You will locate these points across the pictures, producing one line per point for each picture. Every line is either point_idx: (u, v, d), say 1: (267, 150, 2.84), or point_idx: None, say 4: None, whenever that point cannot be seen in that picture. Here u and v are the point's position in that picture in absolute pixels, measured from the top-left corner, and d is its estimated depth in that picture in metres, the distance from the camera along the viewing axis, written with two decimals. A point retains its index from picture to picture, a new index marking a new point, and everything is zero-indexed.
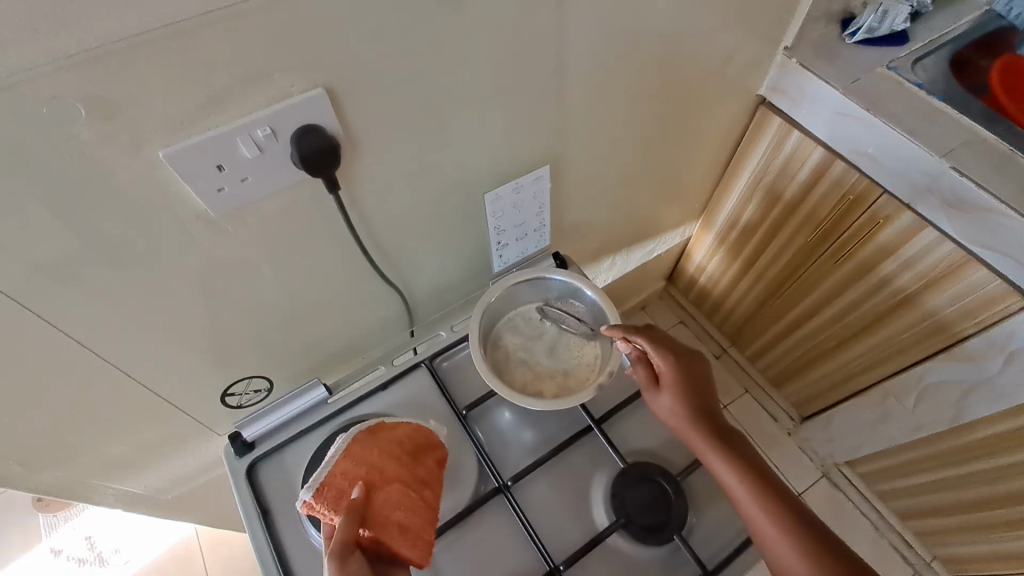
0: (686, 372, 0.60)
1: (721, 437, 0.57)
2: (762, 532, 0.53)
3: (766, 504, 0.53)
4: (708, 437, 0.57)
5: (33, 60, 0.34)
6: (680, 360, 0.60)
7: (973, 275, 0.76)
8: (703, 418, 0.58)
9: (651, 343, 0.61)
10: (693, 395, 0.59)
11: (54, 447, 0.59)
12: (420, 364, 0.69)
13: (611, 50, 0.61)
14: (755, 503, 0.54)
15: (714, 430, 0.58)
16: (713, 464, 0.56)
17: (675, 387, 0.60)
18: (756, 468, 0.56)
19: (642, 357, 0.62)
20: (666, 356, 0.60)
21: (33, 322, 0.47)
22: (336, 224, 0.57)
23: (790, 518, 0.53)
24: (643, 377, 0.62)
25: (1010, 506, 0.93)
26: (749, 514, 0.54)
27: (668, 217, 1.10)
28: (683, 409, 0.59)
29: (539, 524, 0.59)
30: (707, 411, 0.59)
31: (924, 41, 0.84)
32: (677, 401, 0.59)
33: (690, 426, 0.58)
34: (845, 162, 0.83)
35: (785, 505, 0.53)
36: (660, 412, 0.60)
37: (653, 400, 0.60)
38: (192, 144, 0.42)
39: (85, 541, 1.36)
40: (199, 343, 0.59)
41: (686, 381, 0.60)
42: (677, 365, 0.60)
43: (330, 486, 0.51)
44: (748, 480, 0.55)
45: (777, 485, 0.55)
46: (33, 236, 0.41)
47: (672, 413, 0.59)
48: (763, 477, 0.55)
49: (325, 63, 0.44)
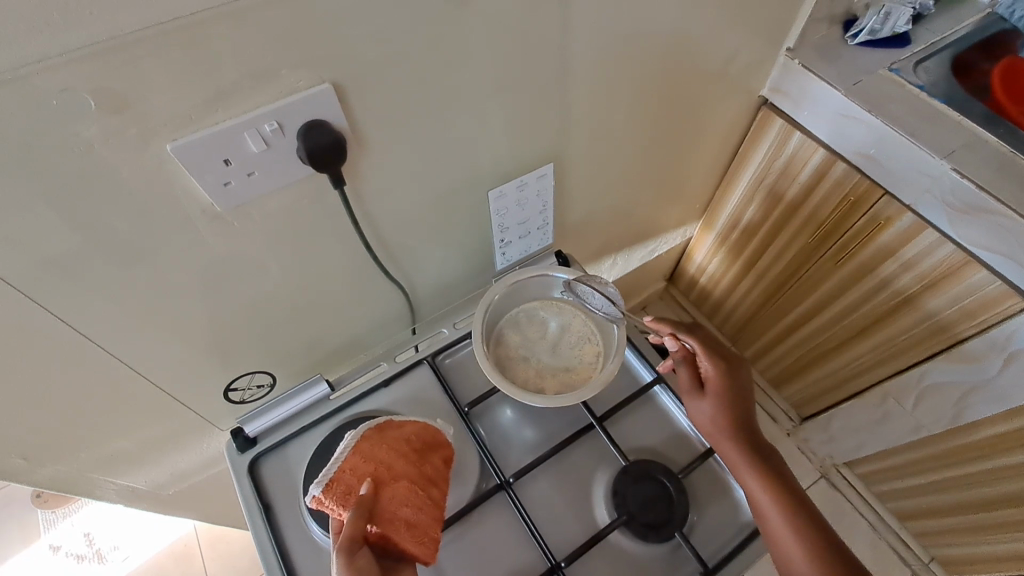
0: (731, 379, 0.61)
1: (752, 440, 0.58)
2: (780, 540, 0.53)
3: (789, 513, 0.54)
4: (743, 442, 0.58)
5: (42, 53, 0.34)
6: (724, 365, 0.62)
7: (973, 276, 0.76)
8: (740, 425, 0.59)
9: (702, 346, 0.63)
10: (735, 402, 0.60)
11: (56, 440, 0.59)
12: (422, 361, 0.69)
13: (614, 49, 0.61)
14: (778, 511, 0.54)
15: (748, 437, 0.58)
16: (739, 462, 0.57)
17: (718, 390, 0.61)
18: (784, 480, 0.56)
19: (688, 358, 0.64)
20: (714, 361, 0.62)
21: (39, 314, 0.47)
22: (341, 220, 0.57)
23: (811, 532, 0.53)
24: (687, 377, 0.63)
25: (1009, 507, 0.93)
26: (769, 520, 0.54)
27: (669, 217, 1.10)
28: (721, 412, 0.60)
29: (540, 521, 0.59)
30: (746, 419, 0.60)
31: (925, 43, 0.85)
32: (717, 403, 0.60)
33: (725, 429, 0.59)
34: (846, 163, 0.84)
35: (804, 516, 0.54)
36: (694, 412, 0.61)
37: (692, 399, 0.61)
38: (197, 139, 0.42)
39: (84, 538, 1.36)
40: (202, 338, 0.59)
41: (731, 387, 0.61)
42: (724, 370, 0.62)
43: (339, 482, 0.51)
44: (776, 490, 0.55)
45: (798, 495, 0.55)
46: (40, 228, 0.41)
47: (708, 413, 0.60)
48: (791, 490, 0.55)
49: (332, 60, 0.44)
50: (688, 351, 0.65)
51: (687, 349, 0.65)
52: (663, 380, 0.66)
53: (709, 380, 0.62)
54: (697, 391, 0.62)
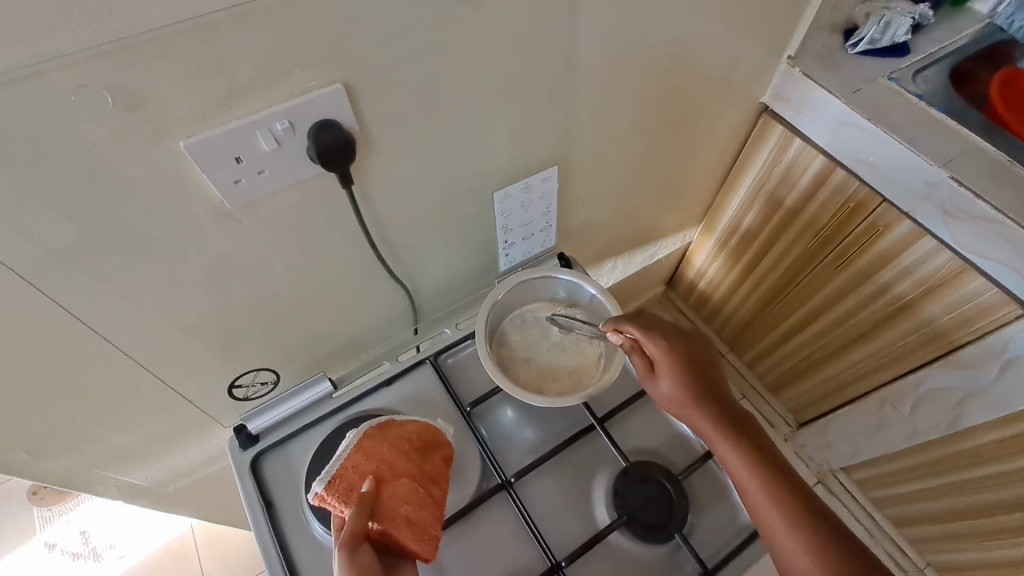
0: (682, 360, 0.60)
1: (723, 419, 0.57)
2: (767, 524, 0.52)
3: (772, 491, 0.53)
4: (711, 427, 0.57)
5: (61, 49, 0.35)
6: (675, 346, 0.60)
7: (969, 283, 0.77)
8: (704, 408, 0.58)
9: (641, 332, 0.60)
10: (694, 383, 0.59)
11: (59, 434, 0.59)
12: (424, 361, 0.70)
13: (620, 54, 0.62)
14: (763, 494, 0.53)
15: (718, 417, 0.57)
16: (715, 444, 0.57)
17: (670, 376, 0.59)
18: (763, 455, 0.55)
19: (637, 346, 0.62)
20: (659, 345, 0.60)
21: (47, 308, 0.47)
22: (348, 220, 0.57)
23: (795, 503, 0.52)
24: (639, 368, 0.61)
25: (1004, 513, 0.94)
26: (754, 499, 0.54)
27: (670, 221, 1.11)
28: (682, 399, 0.58)
29: (541, 520, 0.60)
30: (706, 400, 0.58)
31: (924, 53, 0.86)
32: (675, 391, 0.59)
33: (690, 415, 0.58)
34: (845, 170, 0.84)
35: (787, 489, 0.53)
36: (662, 402, 0.60)
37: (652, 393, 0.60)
38: (213, 134, 0.43)
39: (80, 535, 1.36)
40: (207, 335, 0.59)
41: (684, 370, 0.59)
42: (672, 353, 0.60)
43: (341, 479, 0.52)
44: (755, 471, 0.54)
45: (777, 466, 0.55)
46: (51, 222, 0.42)
47: (675, 400, 0.59)
48: (769, 463, 0.55)
49: (344, 61, 0.44)
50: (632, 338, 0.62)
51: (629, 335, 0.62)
52: None
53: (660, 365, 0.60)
54: (653, 381, 0.60)
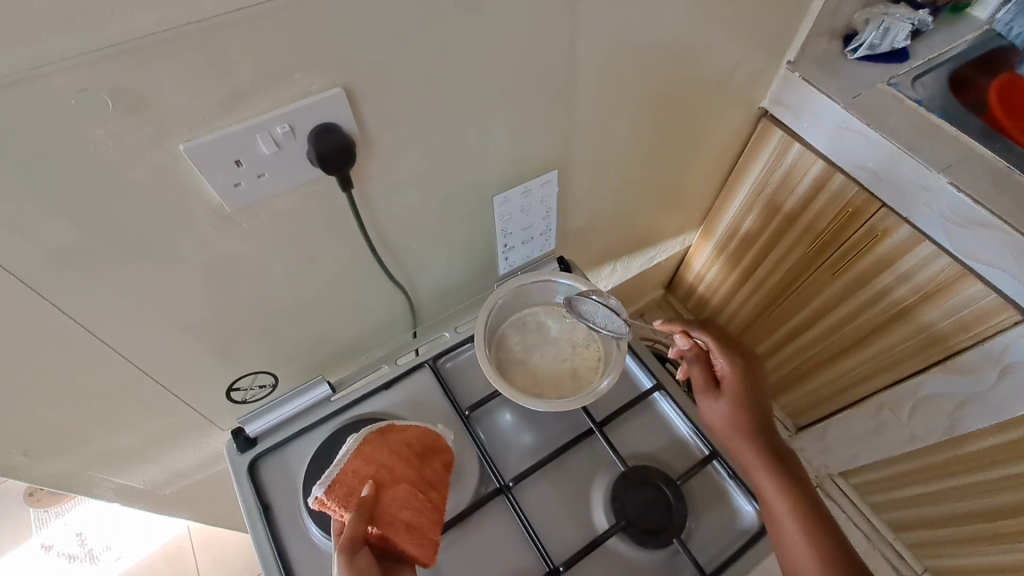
0: (747, 379, 0.63)
1: (764, 438, 0.60)
2: (785, 537, 0.54)
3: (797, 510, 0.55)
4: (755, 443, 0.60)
5: (63, 51, 0.35)
6: (739, 365, 0.64)
7: (968, 289, 0.77)
8: (753, 426, 0.61)
9: (716, 344, 0.65)
10: (746, 399, 0.62)
11: (56, 437, 0.59)
12: (423, 364, 0.70)
13: (620, 58, 0.62)
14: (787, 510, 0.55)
15: (761, 435, 0.60)
16: (748, 457, 0.59)
17: (731, 388, 0.63)
18: (795, 478, 0.57)
19: (700, 356, 0.66)
20: (728, 359, 0.64)
21: (45, 310, 0.47)
22: (348, 223, 0.57)
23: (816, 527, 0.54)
24: (700, 374, 0.65)
25: (1002, 519, 0.94)
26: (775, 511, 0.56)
27: (670, 225, 1.11)
28: (729, 411, 0.61)
29: (539, 525, 0.59)
30: (758, 419, 0.61)
31: (923, 59, 0.86)
32: (729, 402, 0.62)
33: (733, 426, 0.61)
34: (844, 175, 0.85)
35: (811, 513, 0.55)
36: (707, 410, 0.63)
37: (703, 398, 0.64)
38: (212, 138, 0.43)
39: (77, 537, 1.36)
40: (205, 338, 0.59)
41: (746, 388, 0.63)
42: (737, 369, 0.63)
43: (341, 484, 0.52)
44: (788, 491, 0.56)
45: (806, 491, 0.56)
46: (49, 225, 0.42)
47: (719, 411, 0.62)
48: (799, 486, 0.57)
49: (345, 65, 0.44)
50: (701, 349, 0.67)
51: (699, 345, 0.67)
52: (663, 387, 0.67)
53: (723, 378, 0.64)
54: (710, 389, 0.64)
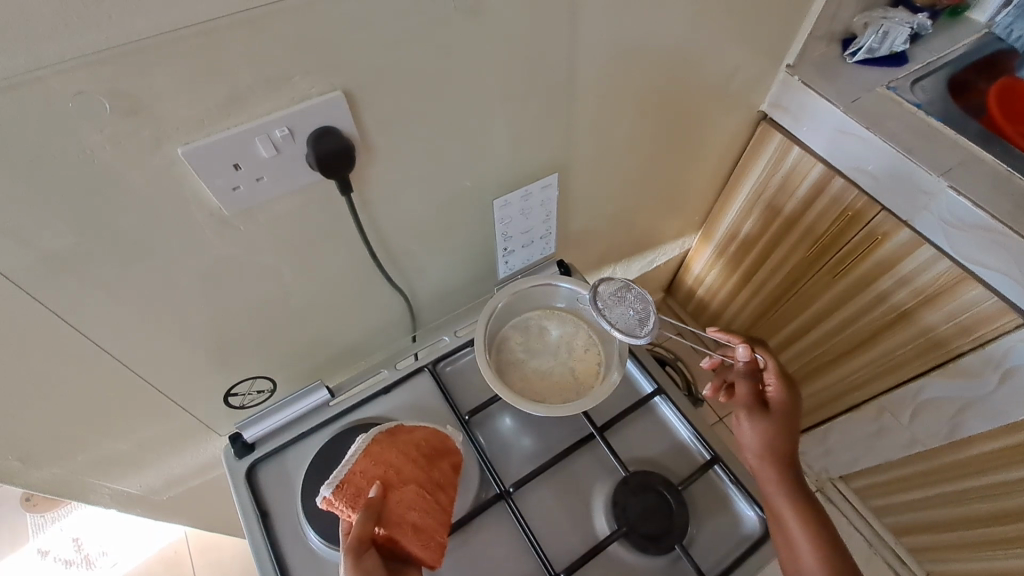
0: (794, 411, 0.60)
1: (791, 468, 0.58)
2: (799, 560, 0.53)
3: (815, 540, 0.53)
4: (787, 478, 0.57)
5: (60, 54, 0.34)
6: (790, 393, 0.61)
7: (968, 292, 0.77)
8: (787, 457, 0.58)
9: (774, 366, 0.61)
10: (783, 426, 0.59)
11: (51, 443, 0.58)
12: (422, 368, 0.69)
13: (620, 61, 0.62)
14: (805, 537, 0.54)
15: (790, 463, 0.58)
16: (770, 478, 0.57)
17: (777, 415, 0.59)
18: (817, 512, 0.55)
19: (752, 373, 0.62)
20: (781, 385, 0.61)
21: (41, 314, 0.46)
22: (348, 226, 0.57)
23: (831, 562, 0.52)
24: (746, 391, 0.61)
25: (1004, 523, 0.93)
26: (792, 535, 0.54)
27: (669, 228, 1.10)
28: (765, 433, 0.59)
29: (540, 531, 0.59)
30: (794, 454, 0.59)
31: (922, 62, 0.87)
32: (772, 429, 0.59)
33: (767, 447, 0.58)
34: (844, 178, 0.84)
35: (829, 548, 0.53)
36: (742, 426, 0.60)
37: (745, 417, 0.60)
38: (212, 141, 0.42)
39: (73, 542, 1.35)
40: (203, 342, 0.59)
41: (791, 420, 0.60)
42: (788, 396, 0.61)
43: (349, 484, 0.51)
44: (815, 533, 0.54)
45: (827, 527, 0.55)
46: (45, 228, 0.41)
47: (754, 431, 0.59)
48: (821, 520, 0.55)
49: (344, 68, 0.44)
50: (755, 365, 0.62)
51: (755, 362, 0.62)
52: (663, 392, 0.66)
53: (770, 403, 0.61)
54: (756, 410, 0.60)
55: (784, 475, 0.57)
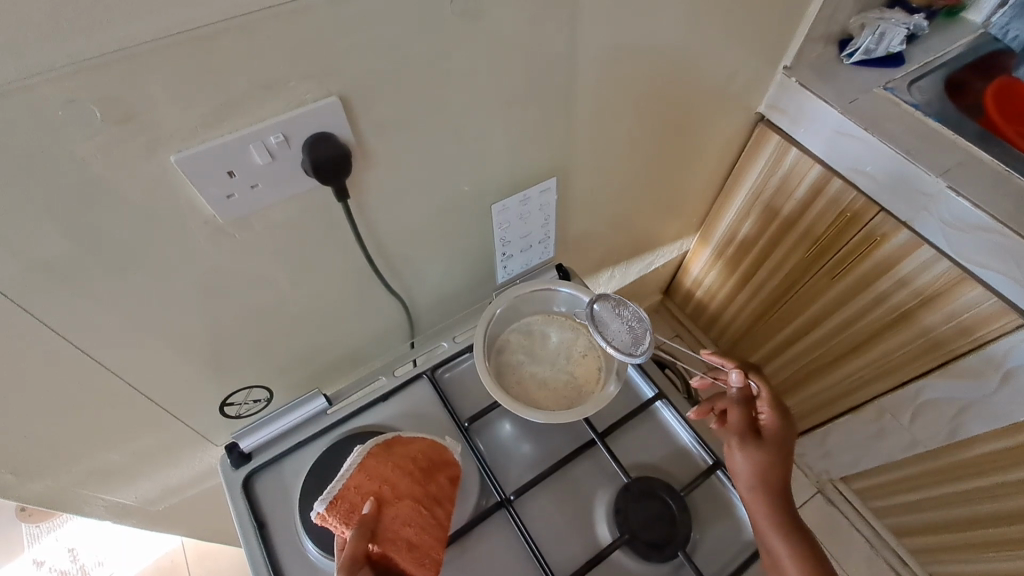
0: (785, 442, 0.59)
1: (782, 499, 0.56)
2: None
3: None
4: (779, 509, 0.55)
5: (51, 61, 0.34)
6: (782, 421, 0.59)
7: (968, 293, 0.77)
8: (779, 487, 0.56)
9: (768, 394, 0.60)
10: (776, 455, 0.57)
11: (44, 456, 0.57)
12: (421, 375, 0.68)
13: (618, 64, 0.62)
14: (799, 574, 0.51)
15: (781, 493, 0.56)
16: (761, 510, 0.55)
17: (770, 447, 0.58)
18: (810, 547, 0.53)
19: (746, 400, 0.60)
20: (775, 415, 0.59)
21: (31, 325, 0.46)
22: (345, 233, 0.57)
23: None
24: (739, 420, 0.59)
25: (1007, 524, 0.93)
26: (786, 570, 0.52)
27: (668, 231, 1.10)
28: (757, 462, 0.56)
29: (541, 540, 0.58)
30: (786, 489, 0.56)
31: (918, 63, 0.87)
32: (766, 460, 0.57)
33: (760, 479, 0.56)
34: (842, 179, 0.84)
35: None
36: (734, 457, 0.58)
37: (739, 446, 0.58)
38: (205, 148, 0.42)
39: (68, 553, 1.32)
40: (199, 352, 0.58)
41: (783, 452, 0.58)
42: (779, 424, 0.59)
43: (343, 500, 0.51)
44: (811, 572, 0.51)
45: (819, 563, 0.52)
46: (35, 239, 0.40)
47: (747, 462, 0.57)
48: (815, 556, 0.52)
49: (340, 72, 0.44)
50: (749, 393, 0.60)
51: (749, 389, 0.60)
52: (665, 396, 0.66)
53: (762, 433, 0.59)
54: (749, 440, 0.58)
55: (776, 507, 0.55)
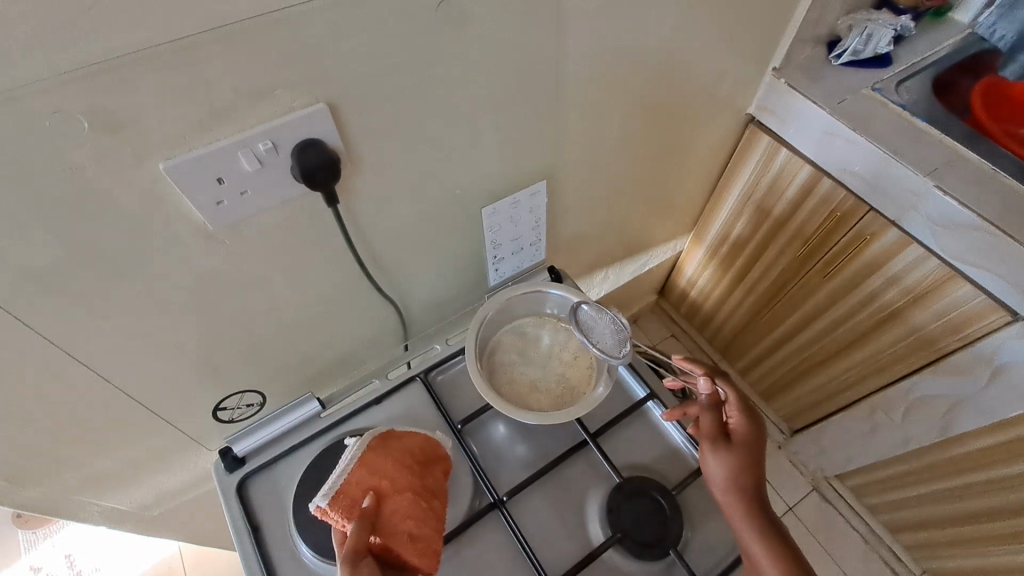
0: (757, 442, 0.59)
1: (757, 499, 0.56)
2: None
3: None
4: (754, 510, 0.55)
5: (38, 73, 0.34)
6: (752, 421, 0.60)
7: (956, 291, 0.77)
8: (753, 487, 0.56)
9: (736, 398, 0.60)
10: (747, 457, 0.58)
11: (37, 463, 0.57)
12: (414, 378, 0.69)
13: (606, 67, 0.62)
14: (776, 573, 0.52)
15: (756, 494, 0.56)
16: (737, 513, 0.55)
17: (741, 449, 0.58)
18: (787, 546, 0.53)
19: (716, 405, 0.61)
20: (744, 416, 0.60)
21: (23, 333, 0.46)
22: (336, 238, 0.57)
23: None
24: (710, 423, 0.60)
25: (1001, 519, 0.93)
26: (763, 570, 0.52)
27: (660, 232, 1.11)
28: (729, 465, 0.57)
29: (534, 540, 0.59)
30: (761, 489, 0.57)
31: (906, 63, 0.87)
32: (737, 462, 0.57)
33: (732, 481, 0.56)
34: (832, 179, 0.85)
35: None
36: (707, 462, 0.58)
37: (710, 450, 0.58)
38: (196, 155, 0.42)
39: (65, 559, 1.33)
40: (191, 358, 0.58)
41: (755, 452, 0.58)
42: (749, 424, 0.59)
43: (344, 494, 0.51)
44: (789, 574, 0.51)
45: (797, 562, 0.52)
46: (24, 248, 0.41)
47: (719, 467, 0.57)
48: (792, 554, 0.53)
49: (327, 80, 0.44)
50: (719, 398, 0.61)
51: (718, 394, 0.61)
52: (656, 396, 0.66)
53: (733, 436, 0.60)
54: (719, 443, 0.59)
55: (752, 509, 0.55)
